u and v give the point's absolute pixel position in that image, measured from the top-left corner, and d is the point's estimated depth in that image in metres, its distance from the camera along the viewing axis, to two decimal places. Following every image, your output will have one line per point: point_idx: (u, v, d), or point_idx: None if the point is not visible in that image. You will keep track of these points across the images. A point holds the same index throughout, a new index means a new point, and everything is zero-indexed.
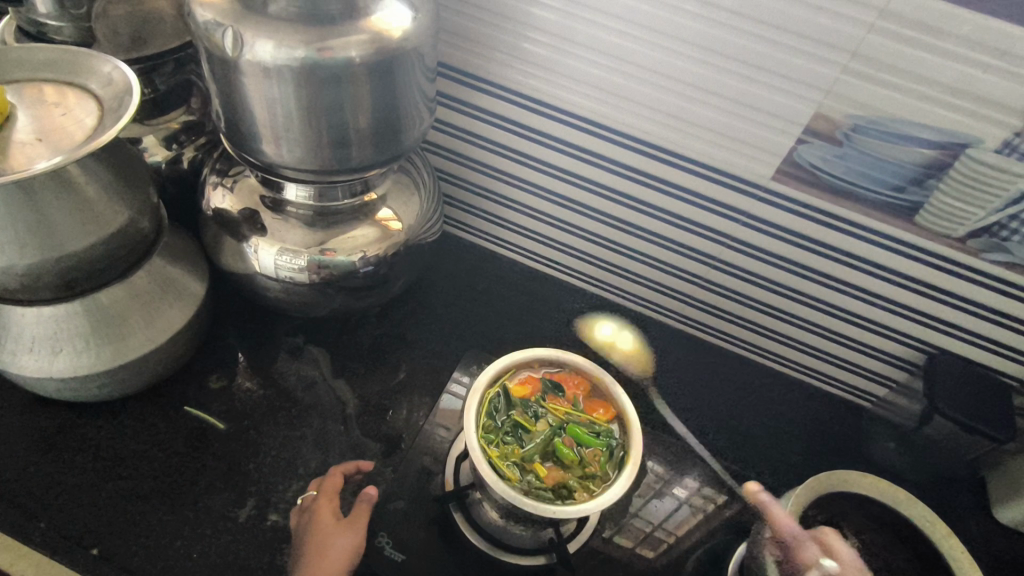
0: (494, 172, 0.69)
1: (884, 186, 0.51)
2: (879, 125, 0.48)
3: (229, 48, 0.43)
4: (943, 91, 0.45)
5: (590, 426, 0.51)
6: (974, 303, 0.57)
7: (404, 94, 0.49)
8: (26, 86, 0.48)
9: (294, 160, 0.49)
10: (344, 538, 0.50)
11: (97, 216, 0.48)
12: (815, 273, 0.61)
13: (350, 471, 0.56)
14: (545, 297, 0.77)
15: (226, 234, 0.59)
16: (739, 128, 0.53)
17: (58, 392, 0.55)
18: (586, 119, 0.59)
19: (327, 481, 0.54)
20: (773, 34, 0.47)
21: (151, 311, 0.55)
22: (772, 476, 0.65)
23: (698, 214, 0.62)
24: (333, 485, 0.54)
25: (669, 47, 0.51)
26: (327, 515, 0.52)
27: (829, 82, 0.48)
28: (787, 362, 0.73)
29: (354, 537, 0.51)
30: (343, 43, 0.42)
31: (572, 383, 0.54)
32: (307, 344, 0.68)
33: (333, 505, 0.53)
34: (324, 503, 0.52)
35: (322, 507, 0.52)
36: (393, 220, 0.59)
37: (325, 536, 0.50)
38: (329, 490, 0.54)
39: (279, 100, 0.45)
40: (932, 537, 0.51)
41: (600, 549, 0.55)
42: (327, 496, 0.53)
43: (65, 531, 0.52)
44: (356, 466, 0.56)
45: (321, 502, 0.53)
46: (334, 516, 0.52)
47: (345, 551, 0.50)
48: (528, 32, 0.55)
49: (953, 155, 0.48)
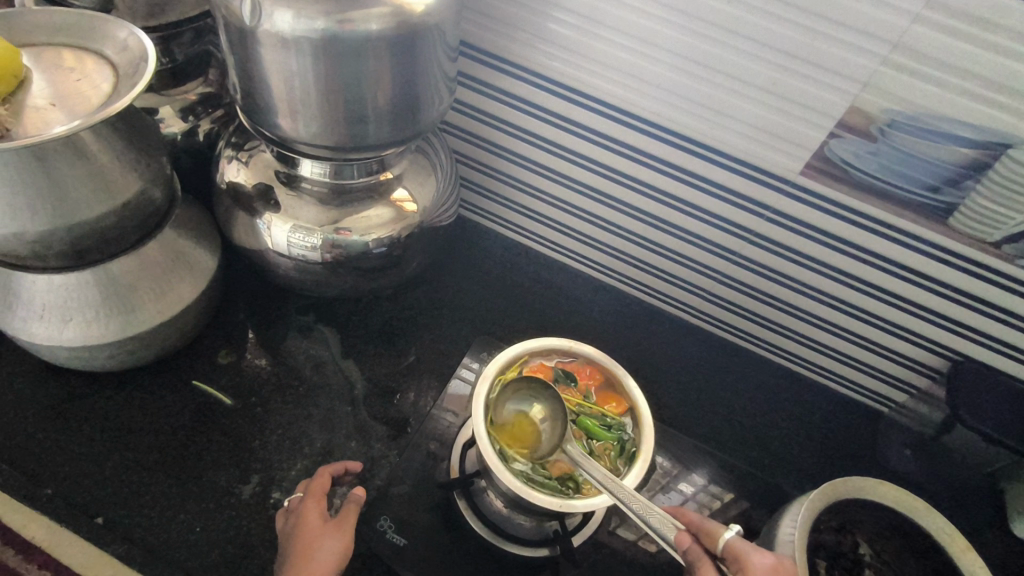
0: (512, 156, 0.68)
1: (918, 185, 0.49)
2: (916, 121, 0.46)
3: (247, 17, 0.42)
4: (990, 87, 0.43)
5: (544, 451, 0.49)
6: (1006, 311, 0.54)
7: (425, 72, 0.47)
8: (42, 50, 0.47)
9: (310, 135, 0.48)
10: (333, 540, 0.47)
11: (110, 184, 0.47)
12: (840, 273, 0.59)
13: (339, 472, 0.54)
14: (558, 286, 0.76)
15: (239, 209, 0.58)
16: (770, 120, 0.51)
17: (69, 360, 0.55)
18: (610, 105, 0.57)
19: (316, 481, 0.52)
20: (811, 22, 0.45)
21: (162, 283, 0.54)
22: (782, 477, 0.64)
23: (721, 208, 0.60)
24: (322, 485, 0.52)
25: (703, 33, 0.49)
26: (314, 517, 0.49)
27: (867, 74, 0.45)
28: (804, 362, 0.71)
29: (342, 540, 0.48)
30: (363, 15, 0.41)
31: (530, 406, 0.51)
32: (318, 324, 0.67)
33: (320, 508, 0.50)
34: (313, 506, 0.50)
35: (312, 509, 0.49)
36: (408, 201, 0.58)
37: (312, 537, 0.47)
38: (317, 491, 0.51)
39: (297, 73, 0.44)
40: (949, 551, 0.49)
41: (604, 542, 0.55)
42: (316, 497, 0.51)
43: (71, 499, 0.52)
44: (345, 467, 0.54)
45: (310, 504, 0.50)
46: (321, 517, 0.49)
47: (332, 554, 0.47)
48: (554, 13, 0.53)
49: (993, 155, 0.45)
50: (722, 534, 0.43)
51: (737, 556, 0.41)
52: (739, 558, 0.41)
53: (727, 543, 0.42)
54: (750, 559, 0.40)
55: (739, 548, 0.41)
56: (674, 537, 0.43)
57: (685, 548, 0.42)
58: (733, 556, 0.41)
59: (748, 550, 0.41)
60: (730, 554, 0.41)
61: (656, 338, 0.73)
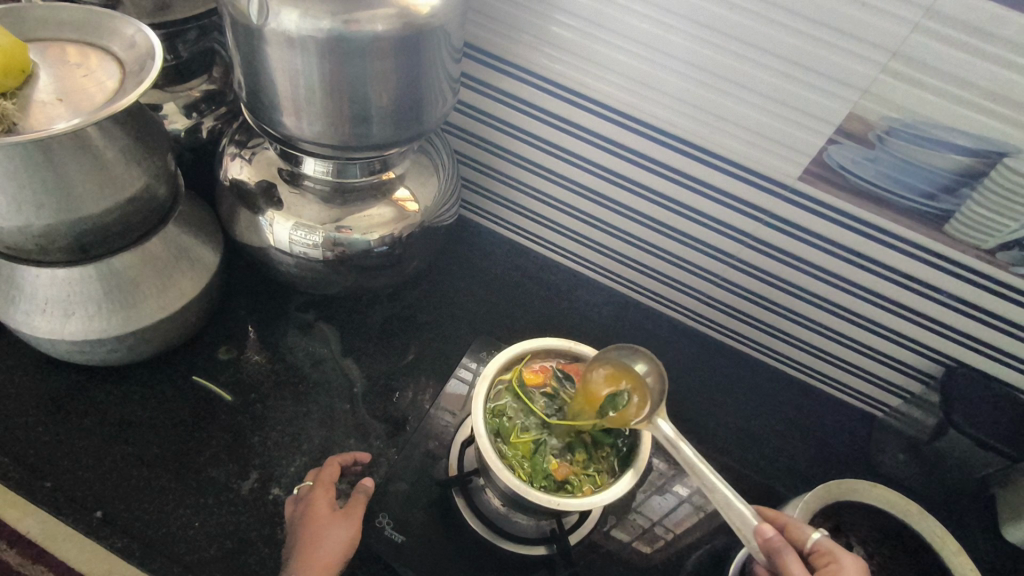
0: (514, 157, 0.68)
1: (914, 192, 0.50)
2: (913, 128, 0.47)
3: (254, 16, 0.42)
4: (986, 97, 0.43)
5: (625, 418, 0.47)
6: (1000, 318, 0.55)
7: (429, 72, 0.47)
8: (48, 46, 0.47)
9: (314, 134, 0.49)
10: (340, 528, 0.49)
11: (114, 179, 0.48)
12: (837, 278, 0.60)
13: (348, 462, 0.55)
14: (558, 287, 0.76)
15: (242, 205, 0.58)
16: (770, 125, 0.52)
17: (70, 354, 0.55)
18: (612, 108, 0.58)
19: (324, 472, 0.53)
20: (810, 29, 0.45)
21: (165, 279, 0.55)
22: (776, 480, 0.64)
23: (721, 212, 0.60)
24: (330, 475, 0.52)
25: (702, 37, 0.49)
26: (324, 505, 0.49)
27: (866, 81, 0.46)
28: (799, 366, 0.72)
29: (351, 530, 0.49)
30: (369, 16, 0.41)
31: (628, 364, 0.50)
32: (318, 321, 0.67)
33: (330, 495, 0.51)
34: (321, 494, 0.50)
35: (321, 495, 0.50)
36: (410, 201, 0.59)
37: (322, 525, 0.48)
38: (326, 481, 0.52)
39: (302, 72, 0.44)
40: (940, 553, 0.50)
41: (599, 543, 0.55)
42: (326, 486, 0.51)
43: (70, 494, 0.53)
44: (354, 458, 0.55)
45: (319, 491, 0.51)
46: (330, 506, 0.50)
47: (342, 541, 0.48)
48: (556, 15, 0.53)
49: (989, 163, 0.46)
50: (808, 535, 0.46)
51: (825, 550, 0.44)
52: (828, 553, 0.44)
53: (817, 541, 0.45)
54: (838, 554, 0.43)
55: (827, 546, 0.45)
56: (756, 524, 0.43)
57: (771, 538, 0.42)
58: (819, 553, 0.44)
59: (840, 548, 0.44)
60: (817, 552, 0.45)
61: (654, 340, 0.74)
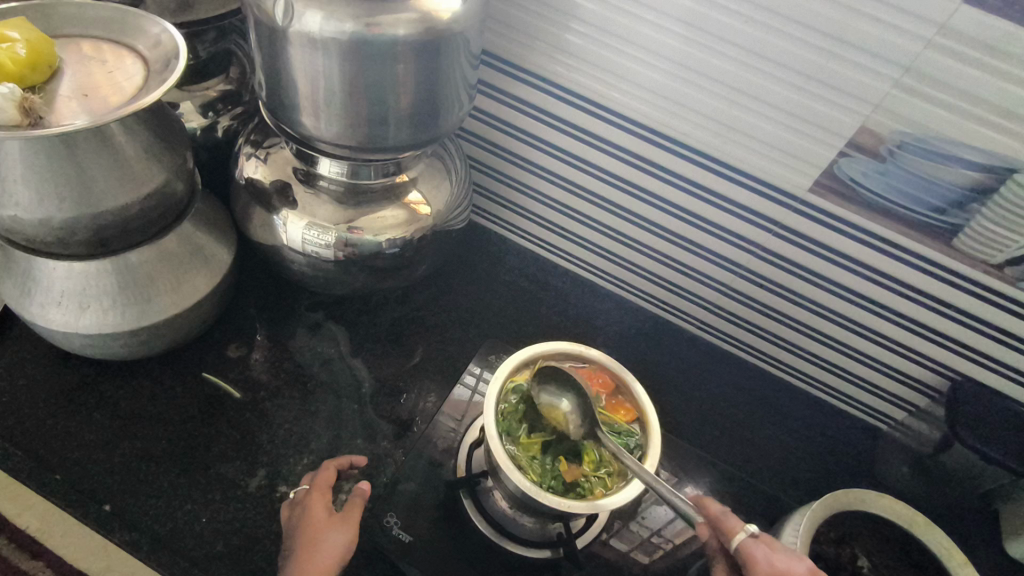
0: (526, 163, 0.69)
1: (923, 206, 0.50)
2: (924, 143, 0.47)
3: (279, 18, 0.43)
4: (998, 113, 0.44)
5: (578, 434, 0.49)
6: (1007, 332, 0.55)
7: (447, 76, 0.48)
8: (75, 43, 0.48)
9: (331, 134, 0.49)
10: (339, 533, 0.48)
11: (135, 175, 0.48)
12: (845, 290, 0.60)
13: (343, 466, 0.54)
14: (565, 293, 0.76)
15: (257, 204, 0.59)
16: (783, 138, 0.52)
17: (83, 347, 0.55)
18: (625, 117, 0.58)
19: (321, 475, 0.52)
20: (824, 43, 0.46)
21: (179, 275, 0.55)
22: (780, 490, 0.65)
23: (731, 222, 0.61)
24: (326, 479, 0.52)
25: (718, 49, 0.50)
26: (321, 510, 0.49)
27: (879, 96, 0.47)
28: (804, 377, 0.72)
29: (350, 534, 0.48)
30: (391, 19, 0.42)
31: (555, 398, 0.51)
32: (327, 321, 0.68)
33: (326, 501, 0.50)
34: (316, 500, 0.50)
35: (316, 501, 0.50)
36: (422, 204, 0.59)
37: (319, 530, 0.47)
38: (322, 485, 0.51)
39: (323, 73, 0.45)
40: (946, 565, 0.50)
41: (598, 553, 0.55)
42: (321, 491, 0.51)
43: (80, 486, 0.53)
44: (350, 461, 0.55)
45: (314, 497, 0.50)
46: (327, 511, 0.49)
47: (340, 547, 0.47)
48: (572, 24, 0.54)
49: (998, 178, 0.47)
50: (738, 531, 0.45)
51: (744, 556, 0.43)
52: (747, 561, 0.43)
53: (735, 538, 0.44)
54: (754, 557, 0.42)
55: (749, 549, 0.43)
56: (695, 526, 0.45)
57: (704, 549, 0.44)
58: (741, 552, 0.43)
59: (757, 553, 0.42)
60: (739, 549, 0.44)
61: (659, 348, 0.74)
